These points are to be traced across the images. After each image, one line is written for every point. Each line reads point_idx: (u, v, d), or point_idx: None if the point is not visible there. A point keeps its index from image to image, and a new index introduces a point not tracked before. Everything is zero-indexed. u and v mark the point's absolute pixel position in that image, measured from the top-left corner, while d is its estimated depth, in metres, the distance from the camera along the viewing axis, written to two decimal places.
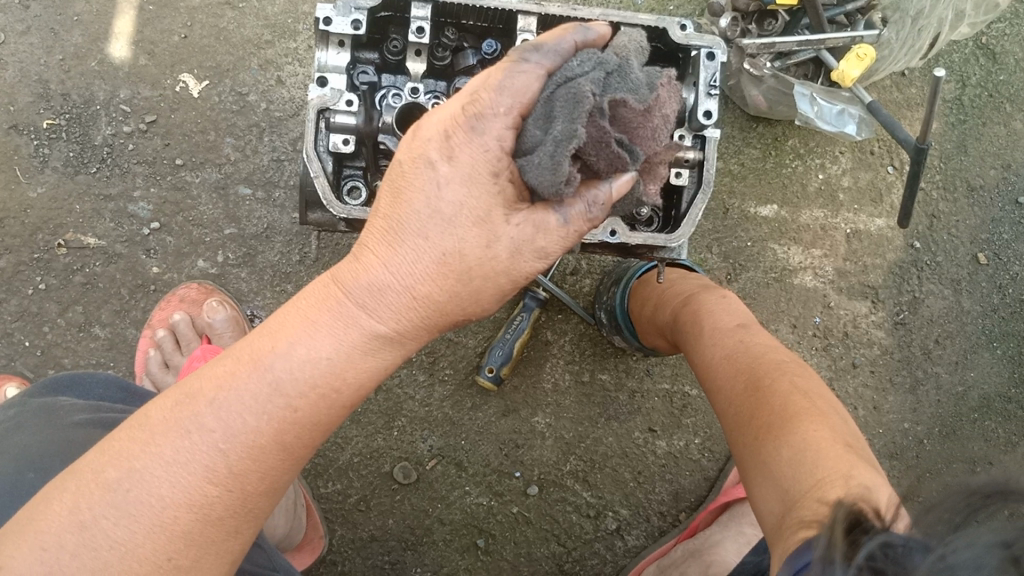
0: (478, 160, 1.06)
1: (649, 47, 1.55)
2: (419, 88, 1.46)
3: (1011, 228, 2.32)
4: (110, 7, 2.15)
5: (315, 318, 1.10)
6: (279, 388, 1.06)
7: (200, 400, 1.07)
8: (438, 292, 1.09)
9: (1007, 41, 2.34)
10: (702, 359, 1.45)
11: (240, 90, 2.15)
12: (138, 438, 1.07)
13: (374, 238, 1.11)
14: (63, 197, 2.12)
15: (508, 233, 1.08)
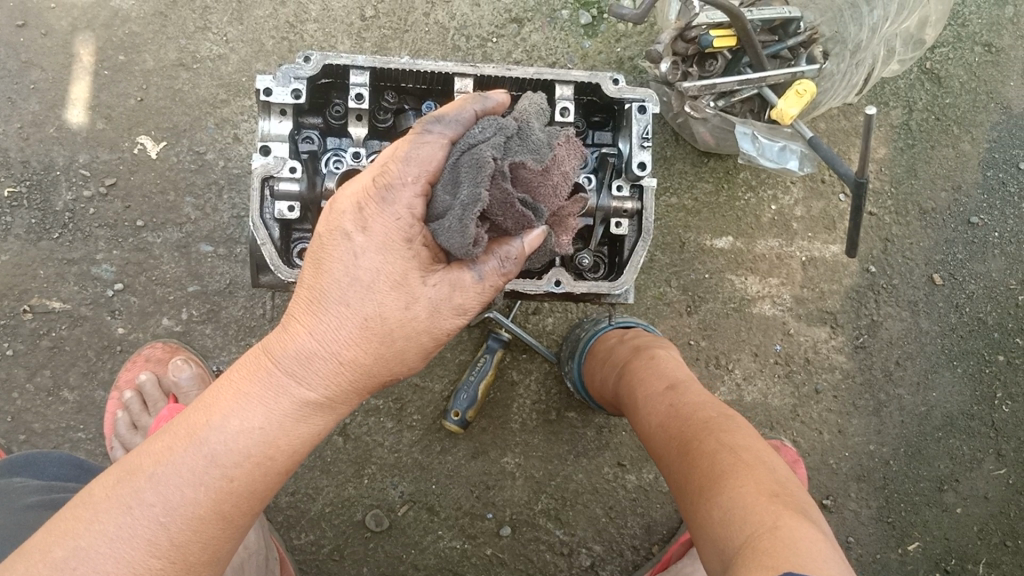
0: (390, 229, 1.08)
1: (585, 100, 1.60)
2: (360, 152, 1.47)
3: (964, 248, 2.34)
4: (65, 74, 2.17)
5: (246, 388, 1.13)
6: (214, 459, 1.08)
7: (137, 476, 1.08)
8: (365, 357, 1.12)
9: (951, 65, 2.33)
10: (644, 426, 1.51)
11: (198, 149, 2.17)
12: (81, 517, 1.08)
13: (298, 308, 1.14)
14: (27, 264, 2.15)
15: (428, 295, 1.11)
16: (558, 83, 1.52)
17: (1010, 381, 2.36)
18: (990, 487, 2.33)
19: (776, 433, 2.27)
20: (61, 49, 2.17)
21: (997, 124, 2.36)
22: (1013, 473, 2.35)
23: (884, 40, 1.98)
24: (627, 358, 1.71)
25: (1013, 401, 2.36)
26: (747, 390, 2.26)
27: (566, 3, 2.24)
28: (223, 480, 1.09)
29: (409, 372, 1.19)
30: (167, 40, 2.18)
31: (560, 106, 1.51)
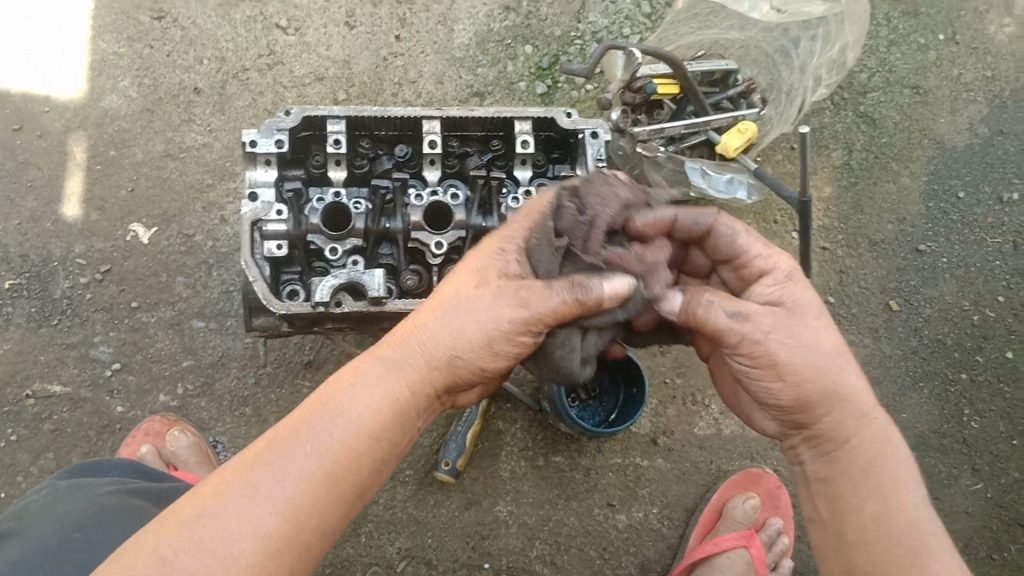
0: (474, 263, 1.41)
1: (542, 137, 1.81)
2: (340, 192, 1.70)
3: (916, 275, 2.48)
4: (61, 171, 2.32)
5: (356, 378, 1.32)
6: (339, 426, 1.24)
7: (264, 448, 1.21)
8: (460, 345, 1.35)
9: (883, 107, 2.53)
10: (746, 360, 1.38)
11: (187, 232, 2.31)
12: (214, 488, 1.18)
13: (395, 330, 1.39)
14: (29, 350, 2.25)
15: (506, 289, 1.36)
16: (516, 121, 1.74)
17: (976, 398, 2.45)
18: (970, 502, 2.40)
19: (756, 463, 2.37)
20: (56, 148, 2.33)
21: (933, 158, 2.52)
22: (991, 487, 2.41)
23: (815, 74, 2.22)
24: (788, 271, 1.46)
25: (982, 417, 2.44)
26: (725, 423, 2.37)
27: (523, 75, 2.43)
28: (344, 444, 1.23)
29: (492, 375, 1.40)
30: (155, 133, 2.34)
31: (520, 140, 1.72)
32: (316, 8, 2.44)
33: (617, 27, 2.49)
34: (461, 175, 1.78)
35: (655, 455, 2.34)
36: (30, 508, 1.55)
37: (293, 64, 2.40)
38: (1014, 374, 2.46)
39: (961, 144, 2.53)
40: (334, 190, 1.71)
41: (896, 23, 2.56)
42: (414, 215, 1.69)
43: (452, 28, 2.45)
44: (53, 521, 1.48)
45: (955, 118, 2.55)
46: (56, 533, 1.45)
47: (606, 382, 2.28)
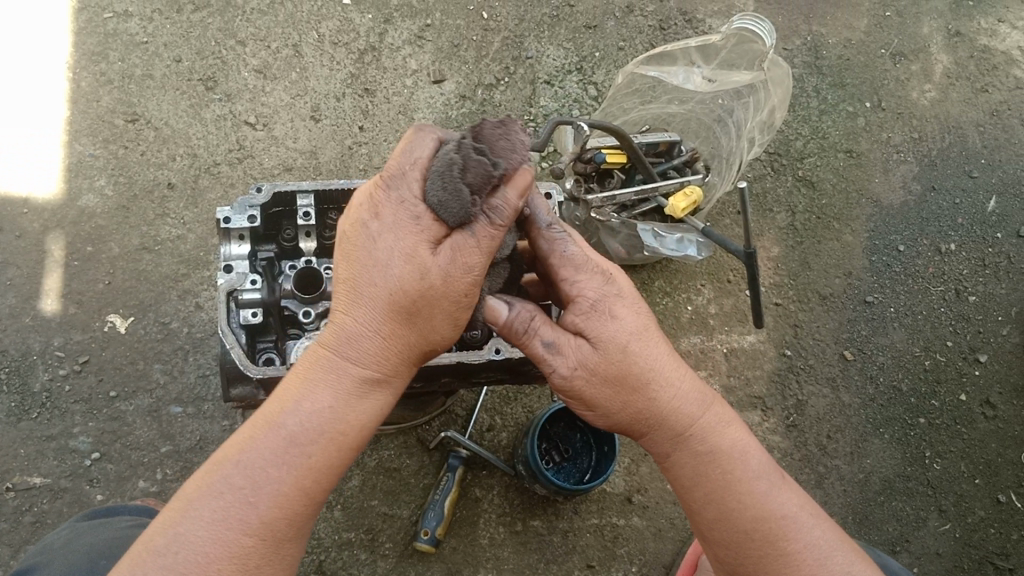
0: (399, 214, 1.34)
1: None
2: (311, 259, 1.79)
3: (866, 325, 2.59)
4: (40, 269, 2.40)
5: (311, 385, 1.36)
6: (293, 436, 1.31)
7: (227, 463, 1.29)
8: (408, 339, 1.36)
9: (820, 171, 2.69)
10: (614, 359, 1.40)
11: (163, 320, 2.38)
12: (179, 505, 1.28)
13: (342, 300, 1.38)
14: (8, 444, 2.28)
15: (443, 262, 1.32)
16: None
17: (935, 440, 2.54)
18: (940, 543, 2.46)
19: None
20: (34, 247, 2.42)
21: (872, 216, 2.68)
22: (958, 526, 2.48)
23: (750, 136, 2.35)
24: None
25: (943, 459, 2.53)
26: None
27: None
28: (305, 456, 1.30)
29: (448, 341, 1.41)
30: (130, 228, 2.44)
31: None
32: (282, 105, 2.58)
33: (566, 109, 2.65)
34: None
35: (631, 514, 2.39)
36: (56, 546, 1.73)
37: (262, 157, 2.52)
38: (968, 416, 2.56)
39: (896, 202, 2.70)
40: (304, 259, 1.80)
41: (826, 94, 2.75)
42: None
43: (412, 117, 2.60)
44: (78, 549, 1.66)
45: (889, 177, 2.71)
46: (84, 560, 1.63)
47: (579, 443, 2.35)
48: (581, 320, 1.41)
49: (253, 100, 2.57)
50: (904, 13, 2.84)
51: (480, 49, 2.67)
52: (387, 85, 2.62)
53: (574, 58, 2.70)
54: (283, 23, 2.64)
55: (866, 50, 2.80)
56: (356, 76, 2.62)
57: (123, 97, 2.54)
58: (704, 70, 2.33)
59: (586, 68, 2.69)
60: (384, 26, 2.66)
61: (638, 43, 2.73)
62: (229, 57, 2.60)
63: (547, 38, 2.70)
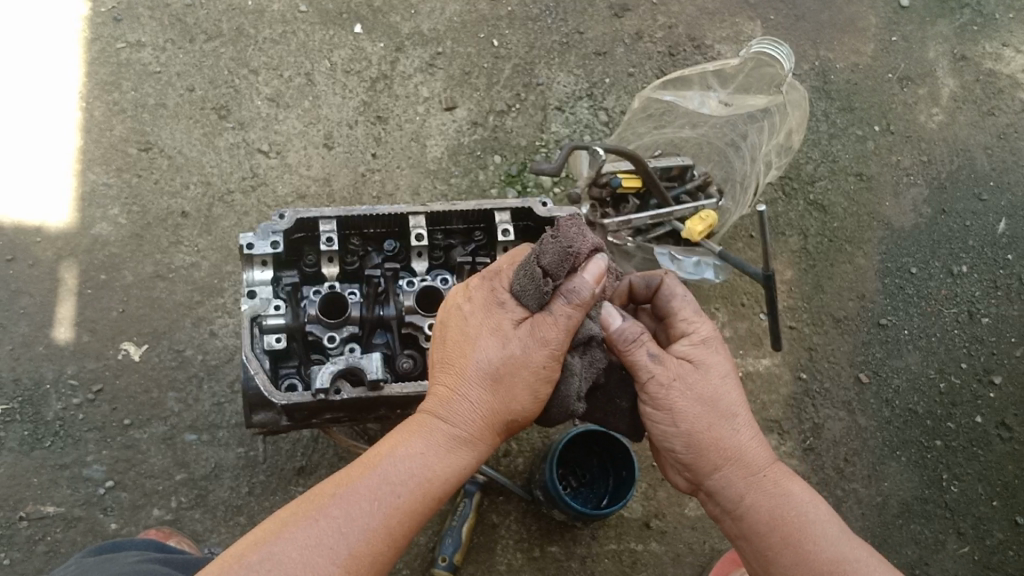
0: (490, 299, 1.50)
1: (521, 226, 1.97)
2: (334, 283, 1.81)
3: (881, 347, 2.59)
4: (53, 297, 2.39)
5: (407, 437, 1.42)
6: (389, 479, 1.35)
7: (325, 499, 1.32)
8: (495, 405, 1.45)
9: (831, 194, 2.70)
10: (708, 384, 1.51)
11: (177, 347, 2.37)
12: (276, 527, 1.29)
13: (442, 376, 1.48)
14: (21, 473, 2.26)
15: (521, 337, 1.45)
16: (496, 212, 1.89)
17: (952, 463, 2.53)
18: (959, 565, 2.44)
19: None
20: (47, 276, 2.41)
21: (884, 239, 2.69)
22: (976, 549, 2.46)
23: (766, 160, 2.36)
24: (708, 335, 1.57)
25: (960, 481, 2.52)
26: None
27: (494, 182, 2.59)
28: (396, 496, 1.34)
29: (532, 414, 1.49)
30: (144, 256, 2.44)
31: (501, 229, 1.87)
32: (295, 133, 2.59)
33: (578, 135, 2.67)
34: (446, 266, 1.95)
35: (649, 539, 2.37)
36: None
37: (276, 185, 2.53)
38: (984, 438, 2.56)
39: (907, 224, 2.71)
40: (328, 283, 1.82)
41: (835, 118, 2.78)
42: (407, 300, 1.80)
43: (424, 144, 2.61)
44: None
45: (899, 200, 2.73)
46: None
47: (596, 468, 2.33)
48: (689, 348, 1.55)
49: (267, 128, 2.58)
50: (910, 38, 2.88)
51: (491, 76, 2.69)
52: (399, 113, 2.63)
53: (585, 84, 2.72)
54: (295, 52, 2.66)
55: (873, 74, 2.84)
56: (369, 104, 2.63)
57: (136, 126, 2.55)
58: (720, 94, 2.35)
59: (596, 94, 2.71)
60: (396, 54, 2.68)
61: (648, 69, 2.76)
62: (242, 85, 2.61)
63: (558, 65, 2.73)
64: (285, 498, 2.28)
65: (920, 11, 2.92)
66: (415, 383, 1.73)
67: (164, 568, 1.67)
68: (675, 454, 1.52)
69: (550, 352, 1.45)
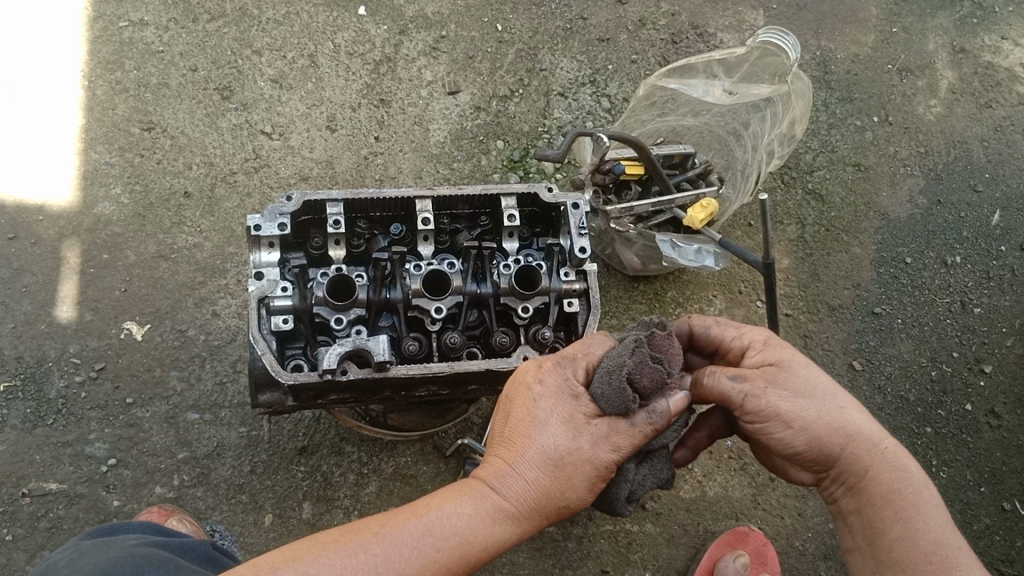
0: (566, 386, 1.51)
1: (528, 211, 1.99)
2: (341, 265, 1.81)
3: (874, 336, 2.63)
4: (55, 276, 2.40)
5: (457, 497, 1.47)
6: (430, 537, 1.40)
7: (369, 535, 1.40)
8: (550, 490, 1.46)
9: (829, 184, 2.74)
10: (804, 379, 1.53)
11: (180, 327, 2.39)
12: (314, 550, 1.38)
13: (506, 449, 1.50)
14: (24, 450, 2.27)
15: (593, 434, 1.47)
16: (502, 197, 1.91)
17: (942, 449, 2.57)
18: None
19: (742, 522, 2.45)
20: (50, 254, 2.41)
21: (880, 229, 2.73)
22: (964, 534, 2.50)
23: (768, 149, 2.39)
24: (767, 337, 1.62)
25: (949, 467, 2.56)
26: (709, 485, 2.46)
27: (496, 167, 2.60)
28: (435, 551, 1.39)
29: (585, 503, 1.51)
30: (146, 235, 2.44)
31: (507, 214, 1.88)
32: (298, 115, 2.60)
33: (580, 121, 2.69)
34: (453, 250, 1.96)
35: (645, 520, 2.41)
36: (60, 564, 1.67)
37: (279, 166, 2.54)
38: (974, 426, 2.60)
39: (903, 215, 2.75)
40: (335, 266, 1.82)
41: (834, 108, 2.81)
42: (414, 284, 1.81)
43: (427, 128, 2.62)
44: (83, 568, 1.60)
45: (896, 191, 2.76)
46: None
47: None
48: (764, 353, 1.59)
49: (270, 109, 2.59)
50: (909, 29, 2.91)
51: (494, 61, 2.71)
52: (402, 96, 2.65)
53: (587, 71, 2.74)
54: (299, 34, 2.66)
55: (872, 65, 2.86)
56: (372, 87, 2.64)
57: (139, 105, 2.55)
58: (724, 83, 2.38)
59: (599, 80, 2.73)
60: (399, 37, 2.69)
61: (651, 57, 2.78)
62: (245, 66, 2.62)
63: (561, 51, 2.74)
64: (287, 477, 2.30)
65: (920, 2, 2.94)
66: (422, 366, 1.75)
67: (162, 553, 1.67)
68: (793, 451, 1.53)
69: (616, 454, 1.47)
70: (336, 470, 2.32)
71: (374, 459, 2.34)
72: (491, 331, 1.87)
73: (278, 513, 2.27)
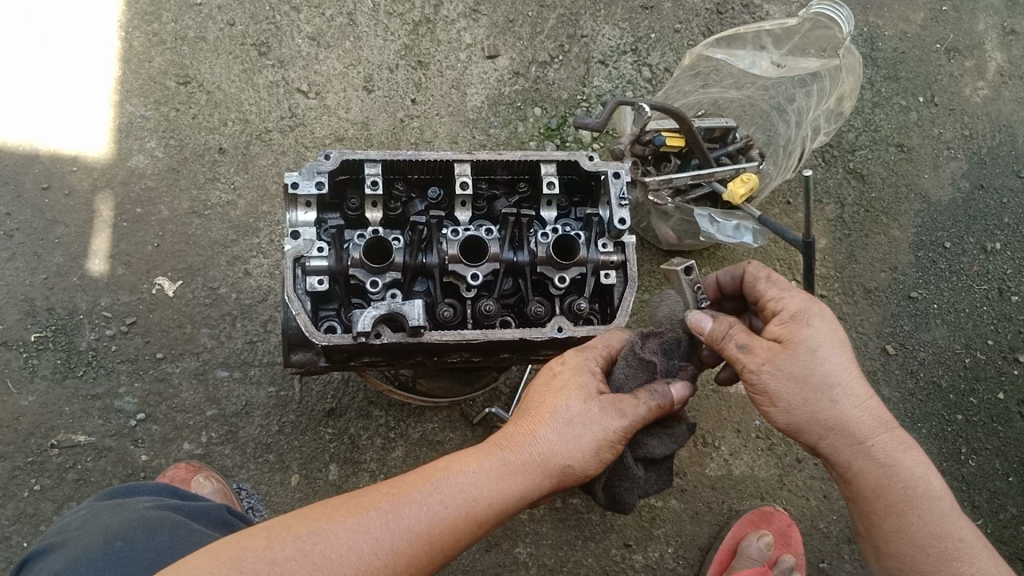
0: (583, 365, 1.54)
1: (567, 179, 1.95)
2: (377, 226, 1.78)
3: (909, 320, 2.60)
4: (88, 229, 2.39)
5: (468, 460, 1.43)
6: (442, 493, 1.36)
7: (380, 497, 1.35)
8: (561, 447, 1.43)
9: (871, 164, 2.70)
10: (802, 368, 1.46)
11: (211, 285, 2.38)
12: (328, 509, 1.33)
13: (522, 419, 1.48)
14: (53, 401, 2.28)
15: (603, 402, 1.47)
16: (542, 164, 1.87)
17: (972, 437, 2.54)
18: None
19: (767, 502, 2.43)
20: (83, 206, 2.40)
21: (919, 211, 2.69)
22: (989, 522, 2.48)
23: (813, 125, 2.34)
24: (799, 309, 1.51)
25: (978, 456, 2.53)
26: (735, 464, 2.45)
27: (533, 135, 2.58)
28: (445, 509, 1.35)
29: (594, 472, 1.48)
30: (180, 191, 2.43)
31: (547, 180, 1.85)
32: (336, 74, 2.57)
33: (620, 90, 2.65)
34: (490, 217, 1.93)
35: (669, 496, 2.39)
36: (73, 525, 1.67)
37: (314, 126, 2.52)
38: (1005, 415, 2.56)
39: (944, 198, 2.70)
40: (371, 227, 1.79)
41: (879, 86, 2.75)
42: (451, 249, 1.78)
43: (464, 92, 2.59)
44: (95, 530, 1.61)
45: (938, 173, 2.72)
46: (98, 540, 1.57)
47: None
48: (783, 327, 1.50)
49: (307, 67, 2.56)
50: (960, 8, 2.84)
51: (535, 25, 2.67)
52: (440, 59, 2.61)
53: (629, 39, 2.69)
54: None
55: (920, 44, 2.80)
56: (410, 48, 2.61)
57: (175, 58, 2.52)
58: (771, 55, 2.32)
59: (641, 49, 2.68)
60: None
61: (695, 26, 2.72)
62: (284, 23, 2.59)
63: (603, 18, 2.70)
64: (314, 439, 2.30)
65: None
66: (456, 332, 1.73)
67: (175, 516, 1.66)
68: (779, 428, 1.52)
69: (627, 424, 1.47)
70: (363, 433, 2.32)
71: (401, 424, 2.34)
72: (527, 299, 1.84)
73: (305, 474, 2.28)
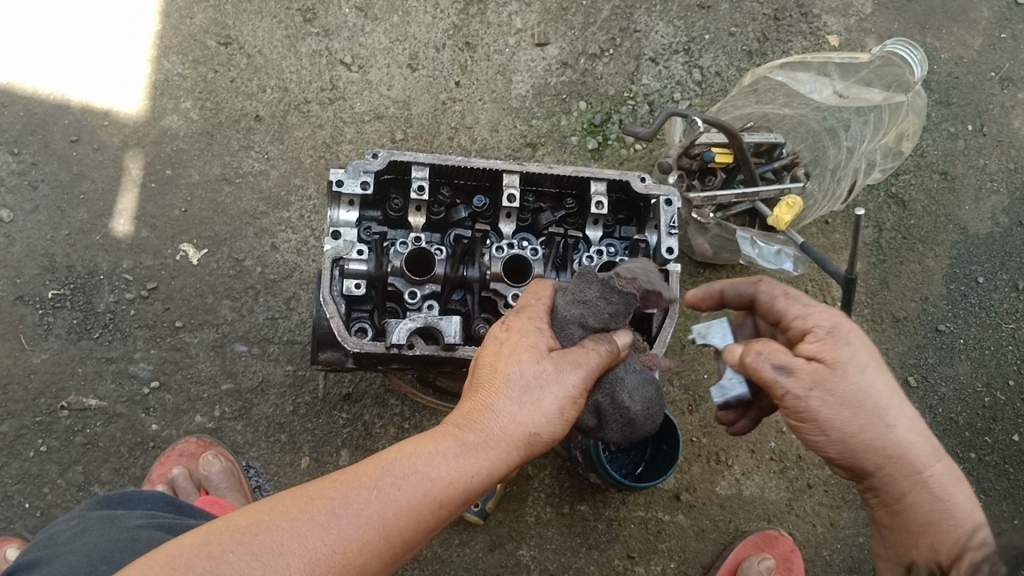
0: (530, 326, 1.45)
1: (616, 198, 1.90)
2: (420, 235, 1.73)
3: (934, 353, 2.57)
4: (115, 187, 2.34)
5: (421, 438, 1.32)
6: (390, 471, 1.25)
7: (325, 486, 1.24)
8: (516, 413, 1.33)
9: (913, 189, 2.65)
10: (852, 389, 1.37)
11: (237, 256, 2.34)
12: (272, 504, 1.23)
13: (475, 392, 1.38)
14: (66, 362, 2.25)
15: (557, 360, 1.38)
16: (592, 181, 1.82)
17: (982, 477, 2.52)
18: None
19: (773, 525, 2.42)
20: (111, 163, 2.35)
21: (957, 243, 2.64)
22: None
23: (865, 156, 2.28)
24: (833, 325, 1.43)
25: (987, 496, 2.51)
26: (745, 484, 2.43)
27: (575, 130, 2.51)
28: (396, 490, 1.23)
29: (556, 436, 1.37)
30: (212, 156, 2.37)
31: (595, 200, 1.80)
32: (380, 49, 2.50)
33: (668, 91, 2.58)
34: (533, 229, 1.88)
35: (677, 511, 2.38)
36: (61, 539, 1.61)
37: (354, 101, 2.45)
38: (1019, 458, 2.55)
39: (983, 232, 2.65)
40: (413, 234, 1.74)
41: (930, 110, 2.70)
42: (494, 266, 1.73)
43: (510, 79, 2.52)
44: (82, 550, 1.54)
45: (980, 206, 2.67)
46: (83, 562, 1.50)
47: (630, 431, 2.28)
48: (820, 343, 1.41)
49: (352, 39, 2.49)
50: (1020, 37, 2.75)
51: (588, 15, 2.59)
52: (488, 42, 2.54)
53: (683, 37, 2.61)
54: None
55: (977, 69, 2.72)
56: (458, 28, 2.53)
57: (217, 17, 2.45)
58: (835, 83, 2.26)
59: (693, 49, 2.61)
60: None
61: (751, 30, 2.65)
62: None
63: (657, 13, 2.60)
64: (328, 422, 2.28)
65: None
66: None
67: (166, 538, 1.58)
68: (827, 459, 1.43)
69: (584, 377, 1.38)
70: (377, 421, 2.29)
71: (416, 415, 2.31)
72: None
73: (315, 457, 2.26)
